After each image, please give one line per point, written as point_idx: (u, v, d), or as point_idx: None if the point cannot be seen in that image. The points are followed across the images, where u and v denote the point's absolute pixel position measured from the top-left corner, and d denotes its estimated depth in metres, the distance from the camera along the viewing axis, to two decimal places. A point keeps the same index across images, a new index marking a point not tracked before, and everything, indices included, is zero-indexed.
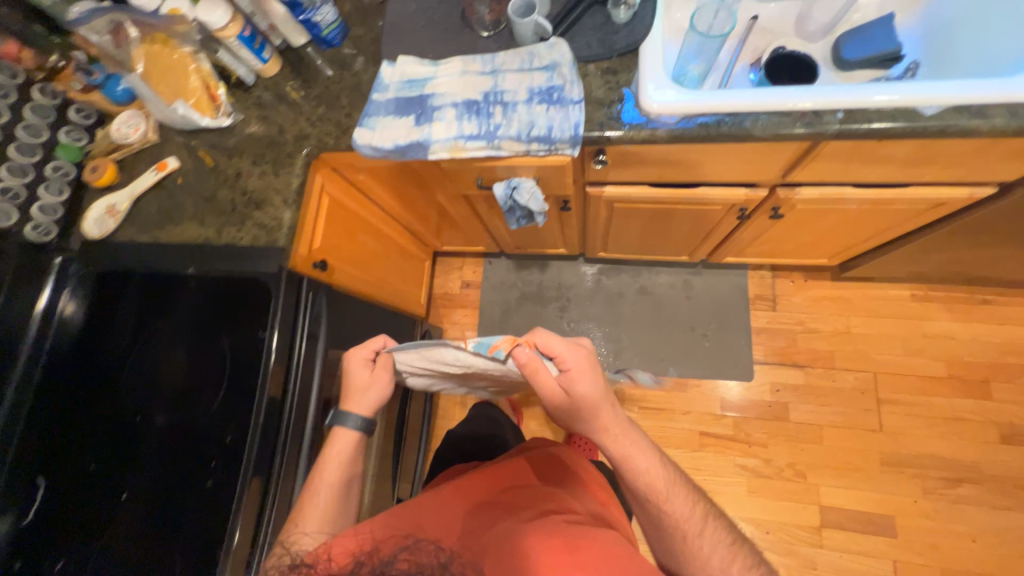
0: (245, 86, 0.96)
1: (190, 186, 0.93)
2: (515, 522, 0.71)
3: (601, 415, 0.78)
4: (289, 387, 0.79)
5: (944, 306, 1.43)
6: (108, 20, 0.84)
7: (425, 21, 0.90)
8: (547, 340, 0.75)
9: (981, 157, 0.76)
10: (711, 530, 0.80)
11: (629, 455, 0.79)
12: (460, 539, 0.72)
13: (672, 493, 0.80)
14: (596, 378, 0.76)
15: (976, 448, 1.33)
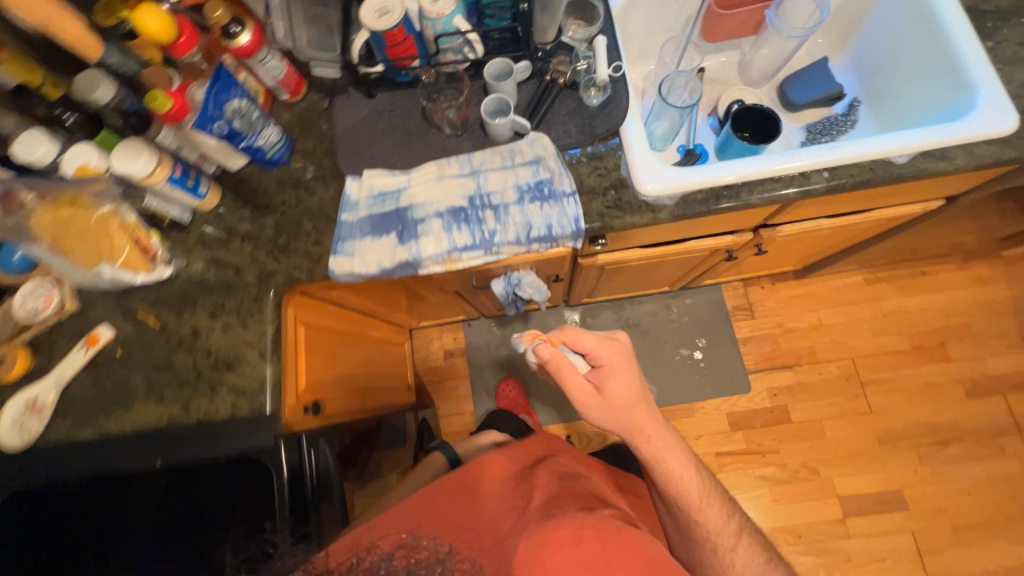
0: (182, 226, 0.83)
1: (135, 357, 0.78)
2: (533, 515, 0.66)
3: (636, 413, 0.81)
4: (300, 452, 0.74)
5: (893, 284, 1.57)
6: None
7: (384, 126, 0.82)
8: (577, 336, 0.79)
9: (939, 184, 0.82)
10: (742, 543, 0.82)
11: (665, 464, 0.82)
12: (462, 529, 0.68)
13: (705, 505, 0.83)
14: (627, 376, 0.80)
15: (950, 407, 1.46)
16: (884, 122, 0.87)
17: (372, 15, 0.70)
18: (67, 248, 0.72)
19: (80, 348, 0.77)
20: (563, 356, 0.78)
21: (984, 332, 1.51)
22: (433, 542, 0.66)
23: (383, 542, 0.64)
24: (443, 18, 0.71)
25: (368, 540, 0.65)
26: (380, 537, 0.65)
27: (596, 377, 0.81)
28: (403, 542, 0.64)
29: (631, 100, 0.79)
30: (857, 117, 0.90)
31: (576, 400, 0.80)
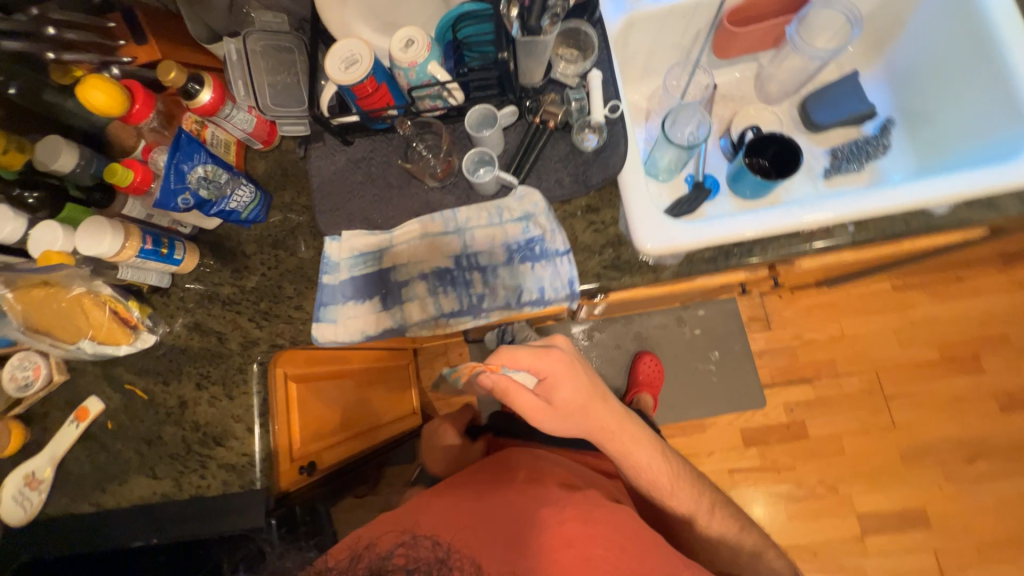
0: (163, 290, 0.79)
1: (125, 430, 0.77)
2: (523, 499, 0.68)
3: (592, 414, 0.76)
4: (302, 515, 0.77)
5: (923, 290, 1.46)
6: None
7: (363, 177, 0.76)
8: (513, 353, 0.72)
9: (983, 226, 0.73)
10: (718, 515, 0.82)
11: (631, 455, 0.79)
12: (457, 528, 0.65)
13: (679, 487, 0.81)
14: (573, 382, 0.74)
15: (980, 422, 1.39)
16: (919, 145, 0.78)
17: (338, 65, 0.64)
18: (44, 330, 0.71)
19: (72, 422, 0.77)
20: (508, 379, 0.71)
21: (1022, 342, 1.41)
22: (430, 539, 0.62)
23: (383, 543, 0.61)
24: (415, 67, 0.63)
25: (366, 546, 0.60)
26: (378, 542, 0.61)
27: (545, 391, 0.74)
28: (403, 542, 0.61)
29: (631, 143, 0.71)
30: (889, 140, 0.81)
31: (530, 419, 0.74)
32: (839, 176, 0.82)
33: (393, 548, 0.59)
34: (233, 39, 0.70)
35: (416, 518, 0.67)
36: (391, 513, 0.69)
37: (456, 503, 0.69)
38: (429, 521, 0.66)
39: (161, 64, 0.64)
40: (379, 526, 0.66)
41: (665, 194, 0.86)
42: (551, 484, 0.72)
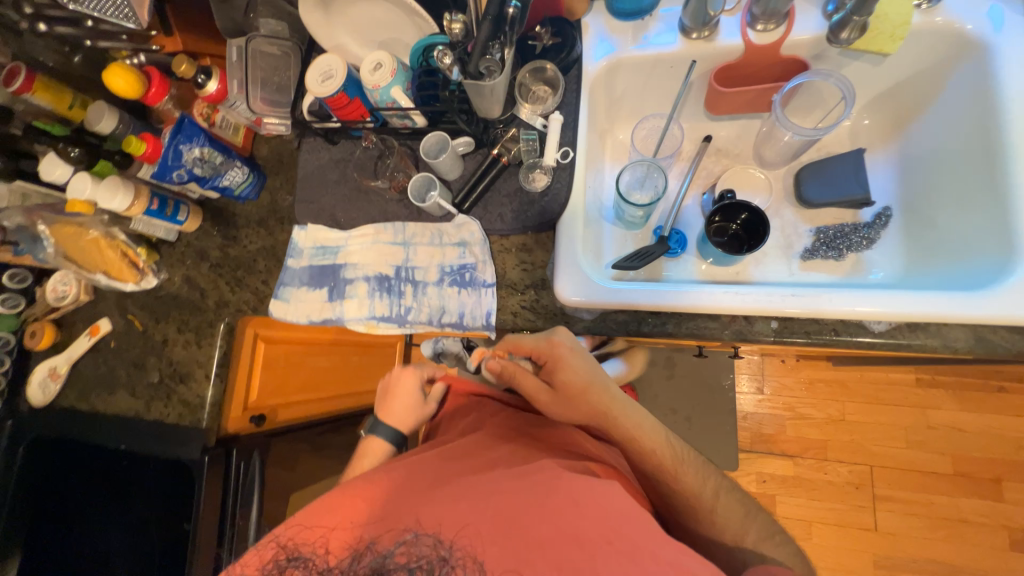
0: (170, 242, 0.92)
1: (122, 351, 0.93)
2: (540, 475, 0.54)
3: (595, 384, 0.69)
4: (231, 472, 0.86)
5: (952, 393, 1.29)
6: (22, 213, 0.87)
7: (338, 177, 0.82)
8: (518, 342, 0.72)
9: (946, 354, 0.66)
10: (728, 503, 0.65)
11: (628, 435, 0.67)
12: (461, 520, 0.50)
13: (685, 471, 0.66)
14: (577, 364, 0.68)
15: (980, 553, 1.23)
16: (911, 243, 0.71)
17: (316, 78, 0.70)
18: (75, 260, 0.88)
19: (86, 335, 0.94)
20: (515, 364, 0.72)
21: None
22: (434, 535, 0.49)
23: (385, 539, 0.50)
24: (379, 90, 0.68)
25: (367, 541, 0.50)
26: (379, 536, 0.50)
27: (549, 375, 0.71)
28: (406, 540, 0.49)
29: (578, 192, 0.71)
30: (881, 233, 0.73)
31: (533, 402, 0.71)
32: (815, 260, 0.75)
33: (394, 548, 0.48)
34: (236, 42, 0.79)
35: (411, 506, 0.52)
36: (382, 489, 0.56)
37: (449, 486, 0.54)
38: (429, 506, 0.52)
39: (177, 57, 0.76)
40: (371, 507, 0.54)
41: (629, 242, 0.82)
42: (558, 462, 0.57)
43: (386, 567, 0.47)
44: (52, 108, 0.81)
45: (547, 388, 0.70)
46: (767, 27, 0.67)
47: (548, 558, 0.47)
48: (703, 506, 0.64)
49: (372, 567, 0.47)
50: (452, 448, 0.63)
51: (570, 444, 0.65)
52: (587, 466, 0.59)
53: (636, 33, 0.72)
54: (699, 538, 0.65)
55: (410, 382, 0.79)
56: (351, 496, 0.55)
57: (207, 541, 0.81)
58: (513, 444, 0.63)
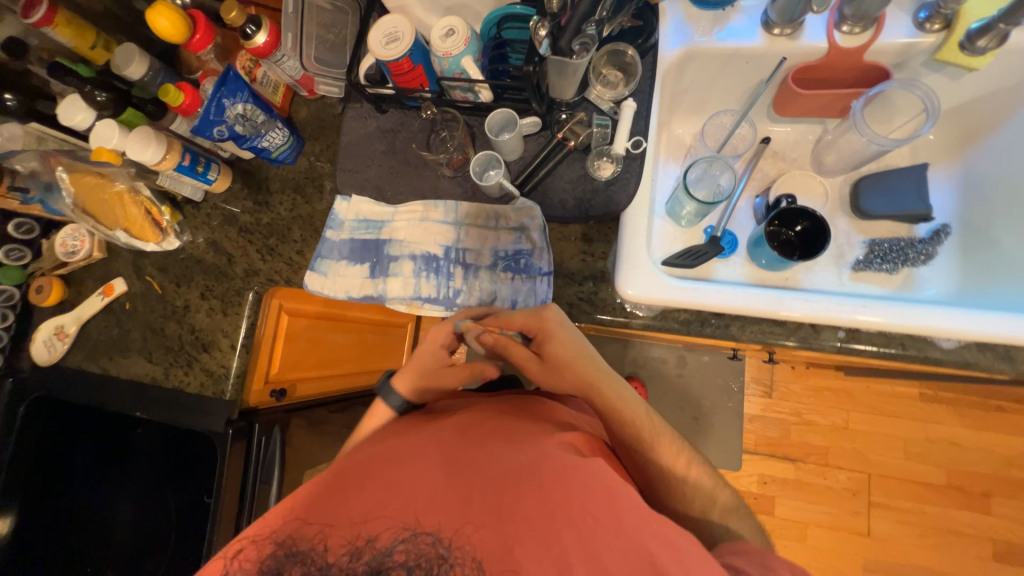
0: (194, 203, 0.87)
1: (137, 314, 0.87)
2: (523, 456, 0.56)
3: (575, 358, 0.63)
4: (253, 448, 0.83)
5: (953, 410, 1.34)
6: (37, 156, 0.80)
7: (385, 148, 0.78)
8: (509, 315, 0.66)
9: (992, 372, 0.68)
10: (707, 476, 0.64)
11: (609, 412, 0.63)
12: (453, 515, 0.51)
13: (661, 441, 0.62)
14: (566, 337, 0.62)
15: (965, 562, 1.28)
16: (968, 262, 0.72)
17: (379, 39, 0.65)
18: (93, 213, 0.82)
19: (99, 294, 0.88)
20: (505, 337, 0.66)
21: None
22: (433, 534, 0.50)
23: (384, 536, 0.50)
24: (450, 58, 0.64)
25: (365, 537, 0.51)
26: (378, 532, 0.51)
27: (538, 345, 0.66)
28: (405, 538, 0.50)
29: (645, 184, 0.69)
30: (938, 250, 0.73)
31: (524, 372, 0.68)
32: (868, 271, 0.75)
33: (393, 546, 0.50)
34: None
35: (406, 502, 0.53)
36: (374, 479, 0.56)
37: (441, 481, 0.55)
38: (423, 500, 0.53)
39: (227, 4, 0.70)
40: (369, 501, 0.54)
41: (680, 239, 0.81)
42: (550, 445, 0.57)
43: (385, 565, 0.48)
44: (74, 47, 0.75)
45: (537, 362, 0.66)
46: (853, 29, 0.65)
47: (538, 544, 0.49)
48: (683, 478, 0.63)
49: (373, 565, 0.48)
50: (440, 429, 0.62)
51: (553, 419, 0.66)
52: (576, 444, 0.60)
53: (713, 23, 0.69)
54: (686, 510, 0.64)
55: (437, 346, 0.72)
56: (345, 491, 0.56)
57: (229, 518, 0.78)
58: (506, 423, 0.63)
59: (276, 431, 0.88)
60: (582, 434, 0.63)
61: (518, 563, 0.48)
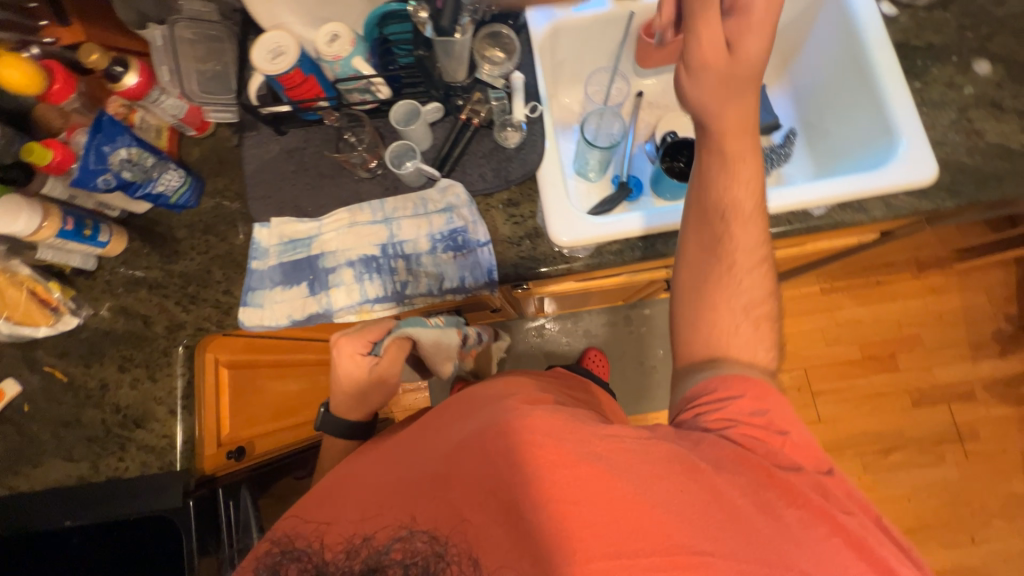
0: (88, 273, 0.80)
1: (42, 412, 0.76)
2: (487, 414, 0.54)
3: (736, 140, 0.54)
4: (222, 515, 0.77)
5: (848, 293, 1.58)
6: None
7: (295, 167, 0.78)
8: None
9: (855, 231, 0.83)
10: (750, 291, 0.53)
11: (746, 149, 0.53)
12: (421, 499, 0.49)
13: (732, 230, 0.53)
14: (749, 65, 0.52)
15: (895, 415, 1.50)
16: (816, 153, 0.87)
17: (264, 57, 0.66)
18: None
19: None
20: None
21: (932, 342, 1.54)
22: (429, 531, 0.46)
23: (380, 535, 0.47)
24: (340, 61, 0.67)
25: (363, 535, 0.47)
26: (374, 530, 0.48)
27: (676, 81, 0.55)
28: (403, 536, 0.46)
29: (550, 141, 0.76)
30: (793, 151, 0.89)
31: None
32: None
33: (388, 545, 0.46)
34: (157, 26, 0.74)
35: (372, 493, 0.52)
36: (354, 481, 0.55)
37: (403, 474, 0.53)
38: (405, 493, 0.50)
39: (84, 46, 0.68)
40: (342, 506, 0.52)
41: (594, 192, 0.89)
42: (503, 402, 0.55)
43: (382, 563, 0.44)
44: None
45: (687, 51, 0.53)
46: None
47: (484, 493, 0.47)
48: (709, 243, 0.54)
49: (370, 564, 0.44)
50: (409, 430, 0.62)
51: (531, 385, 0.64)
52: (524, 397, 0.56)
53: None
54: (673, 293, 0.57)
55: (357, 354, 0.67)
56: (338, 493, 0.54)
57: None
58: (467, 399, 0.61)
59: (243, 491, 0.85)
60: (536, 391, 0.60)
61: (468, 523, 0.46)
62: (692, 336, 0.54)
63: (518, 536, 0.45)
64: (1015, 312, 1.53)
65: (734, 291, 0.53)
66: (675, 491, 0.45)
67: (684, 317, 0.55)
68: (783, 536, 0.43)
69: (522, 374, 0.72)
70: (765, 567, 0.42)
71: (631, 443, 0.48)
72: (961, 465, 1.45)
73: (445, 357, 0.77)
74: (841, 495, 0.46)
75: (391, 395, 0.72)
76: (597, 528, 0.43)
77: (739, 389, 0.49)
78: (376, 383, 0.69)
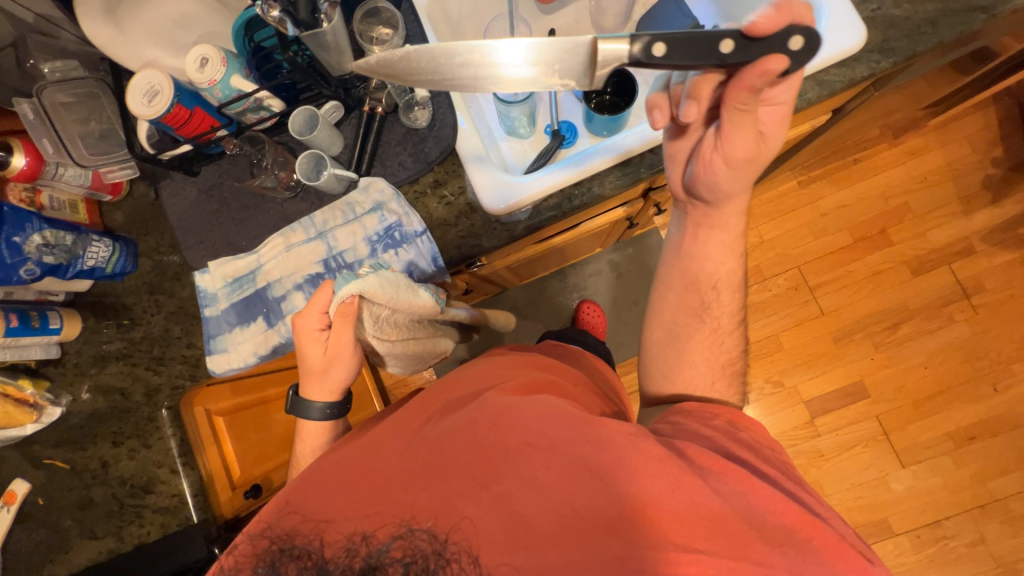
0: (56, 360, 0.79)
1: (57, 502, 0.76)
2: (482, 403, 0.52)
3: (728, 229, 0.63)
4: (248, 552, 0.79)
5: (827, 180, 1.53)
6: None
7: (218, 205, 0.75)
8: None
9: (801, 117, 0.79)
10: (724, 352, 0.63)
11: (738, 231, 0.63)
12: (419, 495, 0.46)
13: (719, 300, 0.64)
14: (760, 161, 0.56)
15: (897, 289, 1.48)
16: None
17: (140, 100, 0.63)
18: None
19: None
20: None
21: (922, 207, 1.49)
22: (429, 528, 0.43)
23: (381, 533, 0.43)
24: (217, 85, 0.64)
25: (362, 533, 0.44)
26: (374, 527, 0.44)
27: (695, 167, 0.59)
28: (402, 535, 0.43)
29: (461, 110, 0.72)
30: None
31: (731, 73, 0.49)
32: None
33: (388, 543, 0.42)
34: (27, 100, 0.71)
35: (365, 486, 0.48)
36: (341, 472, 0.50)
37: (393, 463, 0.49)
38: (403, 487, 0.47)
39: None
40: (337, 498, 0.48)
41: (530, 149, 0.85)
42: (485, 396, 0.53)
43: (381, 562, 0.41)
44: None
45: (728, 148, 0.55)
46: None
47: (481, 486, 0.45)
48: (697, 307, 0.64)
49: (369, 564, 0.41)
50: (393, 420, 0.57)
51: (519, 364, 0.62)
52: (512, 386, 0.55)
53: None
54: (653, 333, 0.67)
55: (314, 332, 0.62)
56: (335, 482, 0.49)
57: None
58: (459, 388, 0.59)
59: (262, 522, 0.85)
60: (529, 376, 0.58)
61: (465, 519, 0.44)
62: (672, 372, 0.63)
63: (512, 528, 0.43)
64: (1001, 154, 1.47)
65: (712, 347, 0.62)
66: (651, 459, 0.45)
67: (660, 364, 0.64)
68: (763, 540, 0.42)
69: (502, 353, 0.70)
70: (744, 560, 0.41)
71: (618, 436, 0.47)
72: (970, 322, 1.44)
73: (407, 301, 0.62)
74: (817, 505, 0.46)
75: (358, 370, 0.67)
76: (579, 505, 0.44)
77: (712, 417, 0.54)
78: (338, 358, 0.63)
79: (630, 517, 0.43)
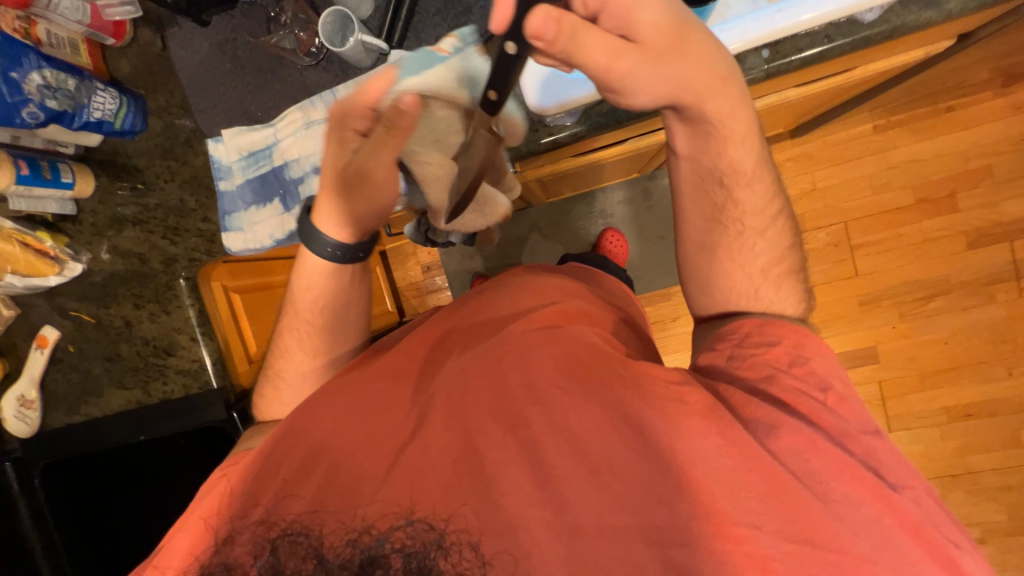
0: (72, 217, 0.77)
1: (88, 351, 0.79)
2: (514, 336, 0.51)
3: (736, 121, 0.52)
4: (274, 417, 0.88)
5: (908, 128, 1.35)
6: None
7: (231, 64, 0.67)
8: None
9: (922, 39, 0.65)
10: (766, 252, 0.55)
11: (745, 121, 0.52)
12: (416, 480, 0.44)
13: (742, 191, 0.55)
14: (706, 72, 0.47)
15: (946, 260, 1.38)
16: None
17: None
18: None
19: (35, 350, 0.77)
20: None
21: (1005, 173, 1.33)
22: (427, 519, 0.42)
23: (378, 523, 0.42)
24: None
25: (359, 527, 0.43)
26: (373, 518, 0.43)
27: (608, 89, 0.46)
28: (401, 528, 0.42)
29: None
30: None
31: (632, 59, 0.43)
32: None
33: (388, 534, 0.42)
34: None
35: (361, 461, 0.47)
36: (361, 400, 0.51)
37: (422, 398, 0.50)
38: (399, 471, 0.45)
39: None
40: (332, 481, 0.46)
41: None
42: (513, 329, 0.52)
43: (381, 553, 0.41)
44: None
45: (619, 39, 0.42)
46: None
47: (505, 430, 0.46)
48: (718, 210, 0.56)
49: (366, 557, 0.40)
50: (402, 353, 0.56)
51: (525, 290, 0.59)
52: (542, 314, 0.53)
53: None
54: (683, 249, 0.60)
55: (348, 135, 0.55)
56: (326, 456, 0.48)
57: None
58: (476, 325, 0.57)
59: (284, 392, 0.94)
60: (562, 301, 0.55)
61: (484, 469, 0.44)
62: (709, 291, 0.58)
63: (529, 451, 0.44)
64: None
65: (742, 254, 0.55)
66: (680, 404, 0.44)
67: (695, 285, 0.59)
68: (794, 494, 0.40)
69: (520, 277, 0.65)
70: (765, 509, 0.40)
71: (660, 385, 0.46)
72: (1013, 304, 1.37)
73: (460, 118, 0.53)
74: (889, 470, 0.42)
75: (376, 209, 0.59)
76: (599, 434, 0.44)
77: (771, 344, 0.49)
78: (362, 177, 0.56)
79: (653, 455, 0.43)
